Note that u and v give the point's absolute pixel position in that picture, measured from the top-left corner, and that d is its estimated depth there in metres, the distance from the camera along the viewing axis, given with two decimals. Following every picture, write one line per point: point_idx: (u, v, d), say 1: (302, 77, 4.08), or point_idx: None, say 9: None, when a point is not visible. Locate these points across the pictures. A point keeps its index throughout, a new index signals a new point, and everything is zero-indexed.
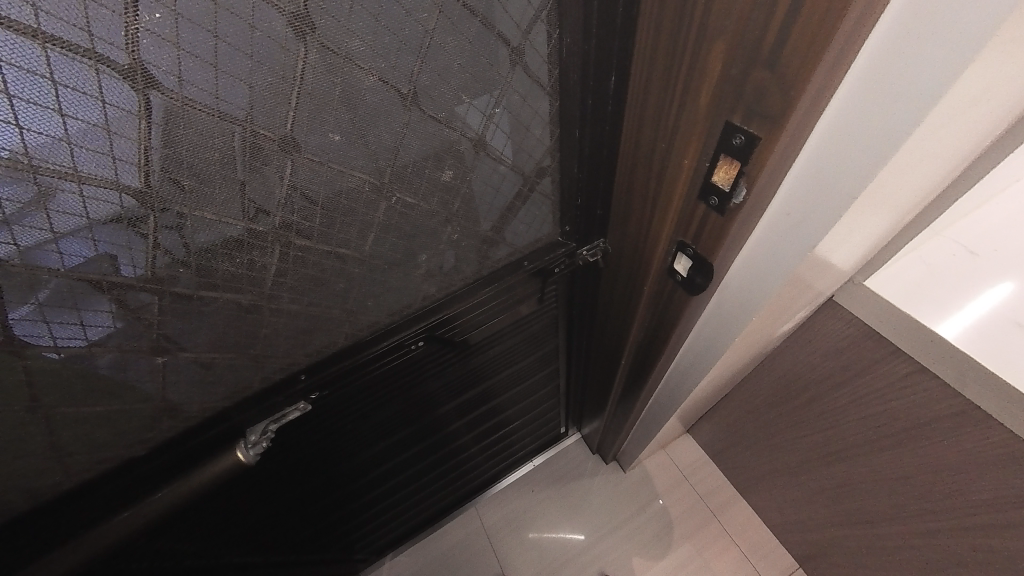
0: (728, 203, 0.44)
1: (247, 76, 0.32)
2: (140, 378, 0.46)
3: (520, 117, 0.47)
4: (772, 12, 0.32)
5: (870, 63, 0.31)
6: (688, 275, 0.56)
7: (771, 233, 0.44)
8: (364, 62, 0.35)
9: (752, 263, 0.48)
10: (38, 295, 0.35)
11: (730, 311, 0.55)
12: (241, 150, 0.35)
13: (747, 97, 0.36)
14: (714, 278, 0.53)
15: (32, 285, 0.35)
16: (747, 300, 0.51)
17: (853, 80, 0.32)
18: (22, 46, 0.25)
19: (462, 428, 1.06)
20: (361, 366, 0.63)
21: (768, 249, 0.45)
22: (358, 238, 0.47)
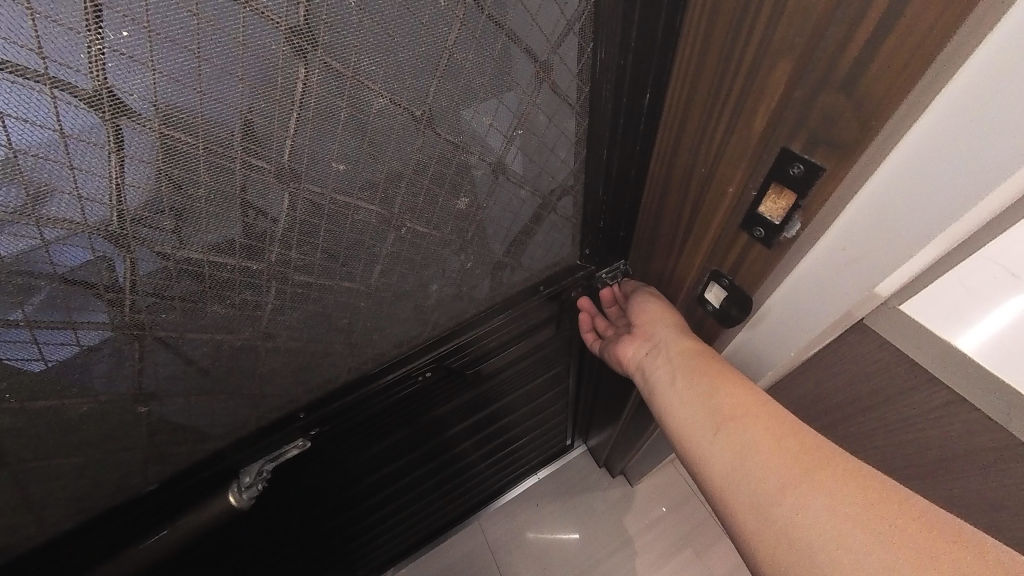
0: (778, 237, 0.39)
1: (238, 102, 0.27)
2: (122, 427, 0.42)
3: (545, 138, 0.42)
4: (856, 29, 0.27)
5: (956, 103, 0.26)
6: (721, 306, 0.51)
7: (820, 272, 0.39)
8: (375, 82, 0.30)
9: (794, 300, 0.44)
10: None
11: (766, 341, 0.51)
12: (232, 183, 0.30)
13: (815, 125, 0.32)
14: (751, 310, 0.48)
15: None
16: (788, 331, 0.47)
17: (930, 122, 0.27)
18: None
19: (468, 448, 1.02)
20: (364, 400, 0.58)
21: (817, 287, 0.41)
22: (364, 270, 0.43)
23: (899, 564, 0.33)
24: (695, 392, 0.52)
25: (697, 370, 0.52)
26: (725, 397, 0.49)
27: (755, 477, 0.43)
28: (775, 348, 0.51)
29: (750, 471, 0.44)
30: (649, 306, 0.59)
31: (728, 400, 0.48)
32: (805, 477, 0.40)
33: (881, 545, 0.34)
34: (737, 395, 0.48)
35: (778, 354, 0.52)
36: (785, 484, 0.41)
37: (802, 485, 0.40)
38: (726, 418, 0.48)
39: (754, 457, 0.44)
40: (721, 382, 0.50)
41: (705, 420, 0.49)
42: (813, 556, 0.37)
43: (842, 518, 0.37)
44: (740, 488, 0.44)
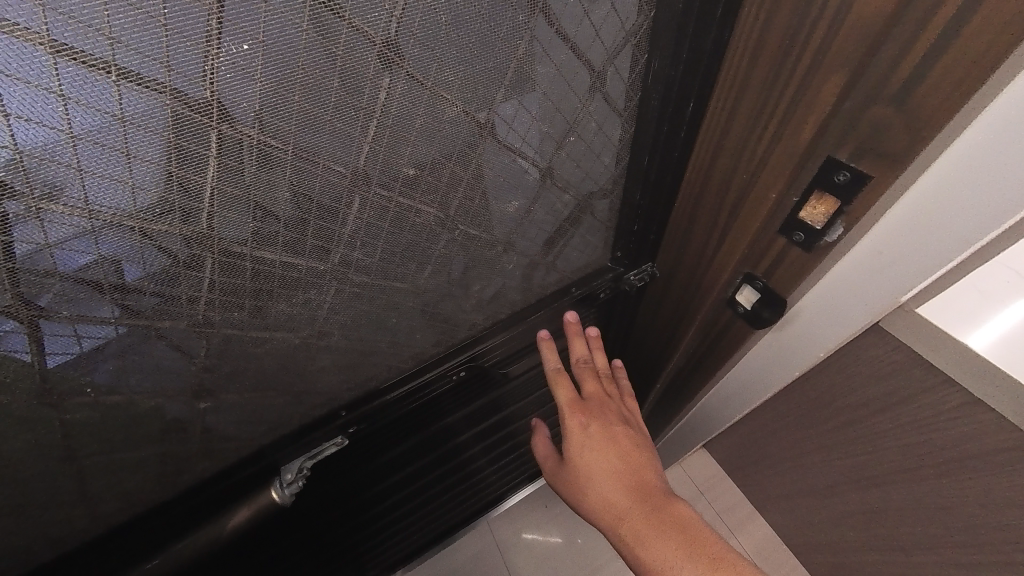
0: (818, 242, 0.41)
1: (329, 112, 0.28)
2: (182, 424, 0.43)
3: (592, 145, 0.43)
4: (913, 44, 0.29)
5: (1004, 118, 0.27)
6: (752, 310, 0.52)
7: (853, 274, 0.41)
8: (450, 92, 0.32)
9: (824, 303, 0.45)
10: (82, 345, 0.32)
11: (793, 342, 0.52)
12: (312, 187, 0.32)
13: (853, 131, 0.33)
14: (783, 311, 0.49)
15: (77, 332, 0.31)
16: (817, 333, 0.49)
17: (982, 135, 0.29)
18: (92, 80, 0.22)
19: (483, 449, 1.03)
20: (399, 399, 0.59)
21: (850, 288, 0.42)
22: (416, 270, 0.44)
23: None
24: (646, 532, 0.50)
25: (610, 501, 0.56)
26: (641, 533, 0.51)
27: None
28: (804, 351, 0.52)
29: None
30: (575, 441, 0.62)
31: (675, 528, 0.49)
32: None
33: None
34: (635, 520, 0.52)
35: (806, 356, 0.53)
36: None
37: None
38: (683, 557, 0.46)
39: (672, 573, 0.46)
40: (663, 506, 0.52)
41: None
42: None
43: None
44: None
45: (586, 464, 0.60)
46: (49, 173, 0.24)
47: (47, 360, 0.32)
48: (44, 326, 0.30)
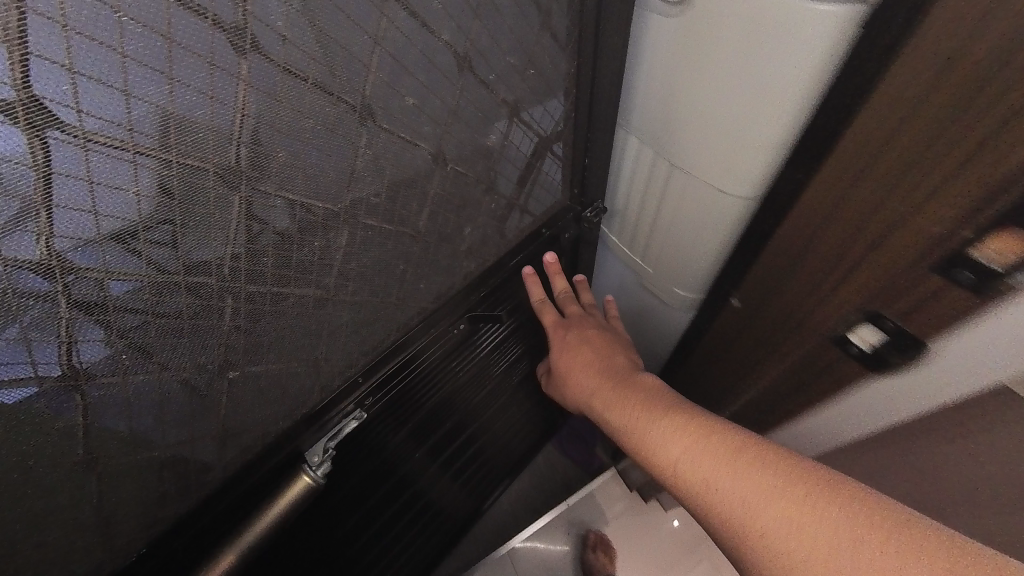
0: (997, 282, 0.38)
1: (341, 39, 0.32)
2: (207, 409, 0.41)
3: (547, 80, 0.51)
4: None
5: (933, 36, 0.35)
6: (875, 347, 0.51)
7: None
8: (435, 25, 0.37)
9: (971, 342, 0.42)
10: (118, 309, 0.31)
11: (918, 386, 0.48)
12: (327, 119, 0.34)
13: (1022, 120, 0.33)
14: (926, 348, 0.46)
15: (115, 292, 0.31)
16: (953, 374, 0.45)
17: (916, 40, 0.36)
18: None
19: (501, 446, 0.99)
20: (409, 362, 0.60)
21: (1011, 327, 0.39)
22: (416, 212, 0.47)
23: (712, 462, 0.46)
24: (614, 399, 0.59)
25: (584, 387, 0.66)
26: (609, 400, 0.60)
27: (673, 449, 0.49)
28: (922, 396, 0.48)
29: (666, 446, 0.50)
30: (557, 350, 0.73)
31: (636, 391, 0.58)
32: (717, 430, 0.48)
33: (713, 458, 0.46)
34: (605, 393, 0.61)
35: (921, 404, 0.48)
36: (706, 444, 0.47)
37: (719, 434, 0.47)
38: (643, 407, 0.55)
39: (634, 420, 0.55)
40: (632, 380, 0.61)
41: (632, 422, 0.55)
42: (683, 478, 0.47)
43: (695, 445, 0.48)
44: (638, 454, 0.54)
45: (566, 366, 0.70)
46: (99, 97, 0.25)
47: (82, 329, 0.30)
48: (77, 289, 0.29)
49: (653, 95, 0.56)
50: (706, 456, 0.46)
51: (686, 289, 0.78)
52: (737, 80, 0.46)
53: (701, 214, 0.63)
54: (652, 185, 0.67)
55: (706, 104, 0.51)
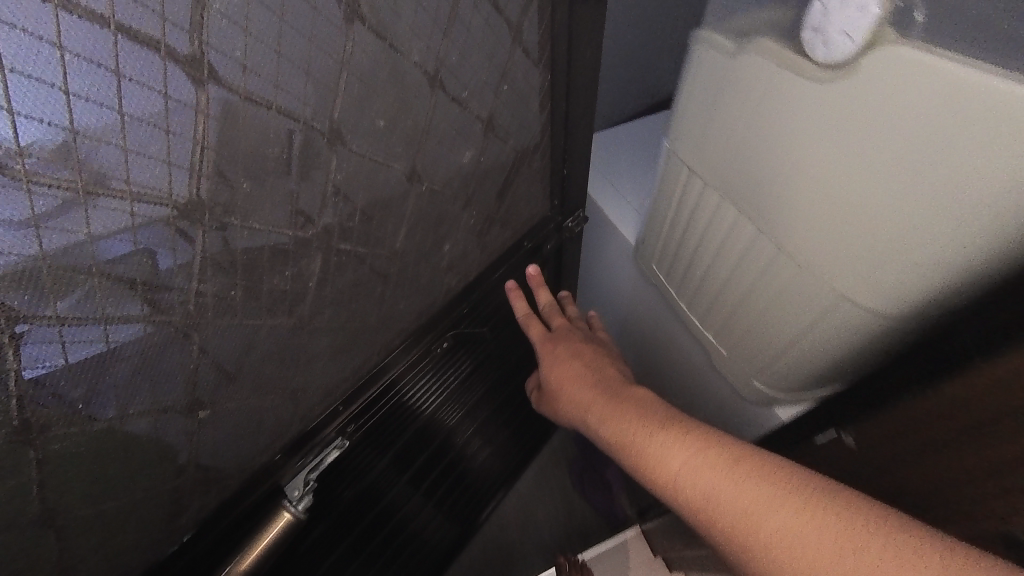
0: None
1: (305, 63, 0.31)
2: (178, 451, 0.39)
3: (521, 94, 0.50)
4: None
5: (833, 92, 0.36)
6: None
7: None
8: (403, 45, 0.36)
9: None
10: (65, 327, 0.28)
11: None
12: (294, 144, 0.33)
13: None
14: None
15: (63, 308, 0.28)
16: None
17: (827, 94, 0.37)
18: (92, 32, 0.22)
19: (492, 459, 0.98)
20: (391, 385, 0.58)
21: None
22: (392, 232, 0.46)
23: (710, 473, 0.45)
24: (608, 411, 0.58)
25: (575, 399, 0.64)
26: (603, 412, 0.59)
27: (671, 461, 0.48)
28: None
29: (664, 458, 0.49)
30: (546, 362, 0.71)
31: (630, 402, 0.57)
32: (713, 440, 0.48)
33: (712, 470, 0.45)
34: (598, 404, 0.60)
35: None
36: (705, 454, 0.47)
37: (715, 444, 0.47)
38: (639, 418, 0.54)
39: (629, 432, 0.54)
40: (624, 390, 0.60)
41: (628, 434, 0.54)
42: (683, 491, 0.47)
43: (693, 455, 0.47)
44: (635, 467, 0.53)
45: (556, 379, 0.69)
46: (42, 136, 0.23)
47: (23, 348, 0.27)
48: (28, 341, 0.27)
49: (756, 165, 0.46)
50: (704, 466, 0.46)
51: (766, 385, 0.64)
52: (801, 158, 0.41)
53: (794, 315, 0.51)
54: (748, 262, 0.54)
55: (834, 189, 0.39)
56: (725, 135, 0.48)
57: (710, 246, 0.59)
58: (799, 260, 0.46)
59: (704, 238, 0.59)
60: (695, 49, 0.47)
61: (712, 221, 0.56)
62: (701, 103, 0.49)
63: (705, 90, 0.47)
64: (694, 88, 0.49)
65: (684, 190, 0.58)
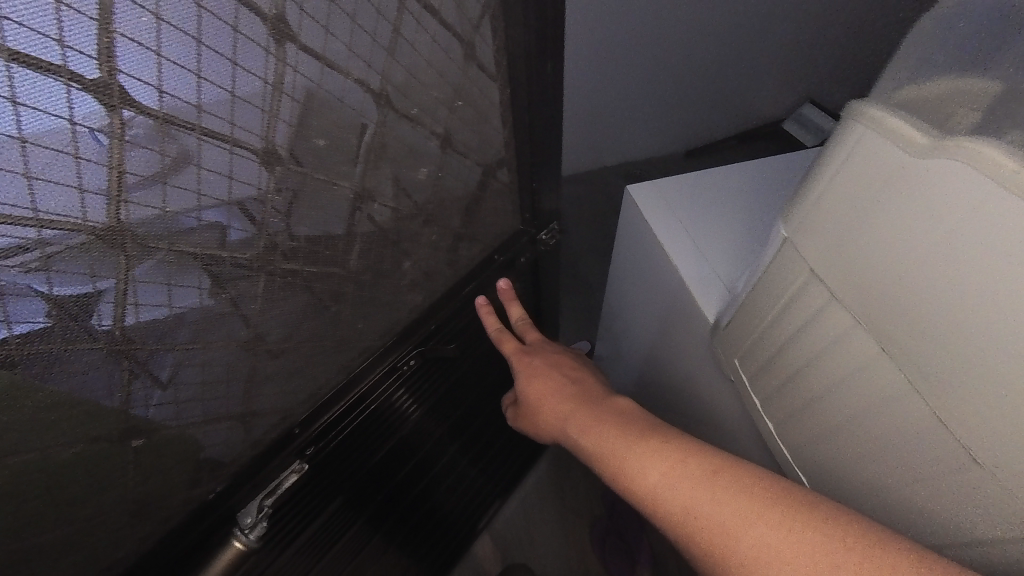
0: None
1: (229, 83, 0.30)
2: (110, 478, 0.38)
3: (479, 110, 0.50)
4: None
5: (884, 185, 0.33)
6: None
7: None
8: (342, 64, 0.35)
9: None
10: (135, 278, 0.32)
11: None
12: (223, 165, 0.32)
13: None
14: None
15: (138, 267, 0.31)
16: None
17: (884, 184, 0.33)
18: None
19: (476, 478, 0.95)
20: (354, 406, 0.57)
21: None
22: (344, 251, 0.45)
23: (695, 487, 0.40)
24: (585, 422, 0.53)
25: (552, 412, 0.59)
26: (581, 425, 0.53)
27: (651, 474, 0.43)
28: None
29: (644, 470, 0.44)
30: (522, 374, 0.66)
31: (607, 414, 0.52)
32: (694, 451, 0.43)
33: (697, 483, 0.40)
34: (576, 416, 0.55)
35: None
36: (686, 466, 0.42)
37: (696, 456, 0.42)
38: (616, 429, 0.49)
39: (607, 444, 0.49)
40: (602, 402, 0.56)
41: (606, 446, 0.48)
42: (670, 511, 0.41)
43: (675, 469, 0.42)
44: (615, 485, 0.46)
45: (532, 390, 0.64)
46: None
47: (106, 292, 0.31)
48: (72, 310, 0.30)
49: (881, 276, 0.34)
50: (687, 481, 0.41)
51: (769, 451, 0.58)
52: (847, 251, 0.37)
53: (927, 481, 0.36)
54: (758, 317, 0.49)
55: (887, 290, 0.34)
56: (868, 249, 0.35)
57: (810, 374, 0.44)
58: (955, 422, 0.32)
59: (808, 363, 0.44)
60: (849, 132, 0.35)
61: (836, 353, 0.41)
62: (840, 199, 0.36)
63: (855, 183, 0.35)
64: (837, 180, 0.37)
65: (796, 297, 0.43)
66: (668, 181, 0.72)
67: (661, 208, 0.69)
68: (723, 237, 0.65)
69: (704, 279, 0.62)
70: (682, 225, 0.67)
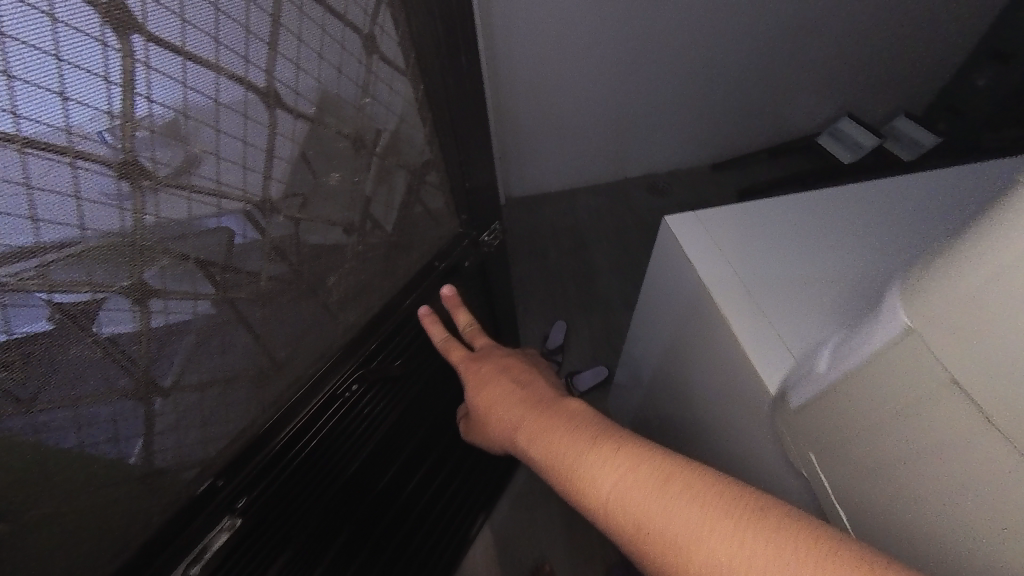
0: None
1: (182, 136, 0.32)
2: (7, 567, 0.33)
3: (392, 107, 0.47)
4: None
5: None
6: None
7: None
8: (211, 57, 0.31)
9: None
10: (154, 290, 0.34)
11: None
12: (64, 184, 0.27)
13: None
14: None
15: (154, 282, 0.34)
16: None
17: None
18: None
19: (453, 504, 0.89)
20: (291, 444, 0.51)
21: None
22: (251, 271, 0.41)
23: (645, 492, 0.37)
24: (535, 428, 0.48)
25: (500, 419, 0.53)
26: (530, 431, 0.48)
27: (601, 482, 0.40)
28: None
29: (594, 477, 0.40)
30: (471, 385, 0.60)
31: (558, 417, 0.48)
32: (647, 455, 0.40)
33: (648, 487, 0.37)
34: (525, 421, 0.50)
35: None
36: (639, 473, 0.38)
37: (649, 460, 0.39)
38: (566, 434, 0.45)
39: (557, 451, 0.45)
40: (553, 403, 0.50)
41: (558, 456, 0.44)
42: (623, 519, 0.38)
43: (626, 472, 0.39)
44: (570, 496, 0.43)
45: (480, 400, 0.57)
46: None
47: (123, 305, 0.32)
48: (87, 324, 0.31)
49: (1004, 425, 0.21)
50: (639, 485, 0.38)
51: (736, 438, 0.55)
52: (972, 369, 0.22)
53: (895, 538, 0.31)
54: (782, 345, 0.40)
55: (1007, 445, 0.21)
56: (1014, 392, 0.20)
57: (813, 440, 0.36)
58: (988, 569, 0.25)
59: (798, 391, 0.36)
60: None
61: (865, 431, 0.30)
62: (984, 324, 0.21)
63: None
64: (998, 284, 0.20)
65: (884, 408, 0.28)
66: (715, 212, 0.57)
67: (704, 244, 0.54)
68: (785, 287, 0.47)
69: (762, 339, 0.44)
70: (731, 268, 0.51)
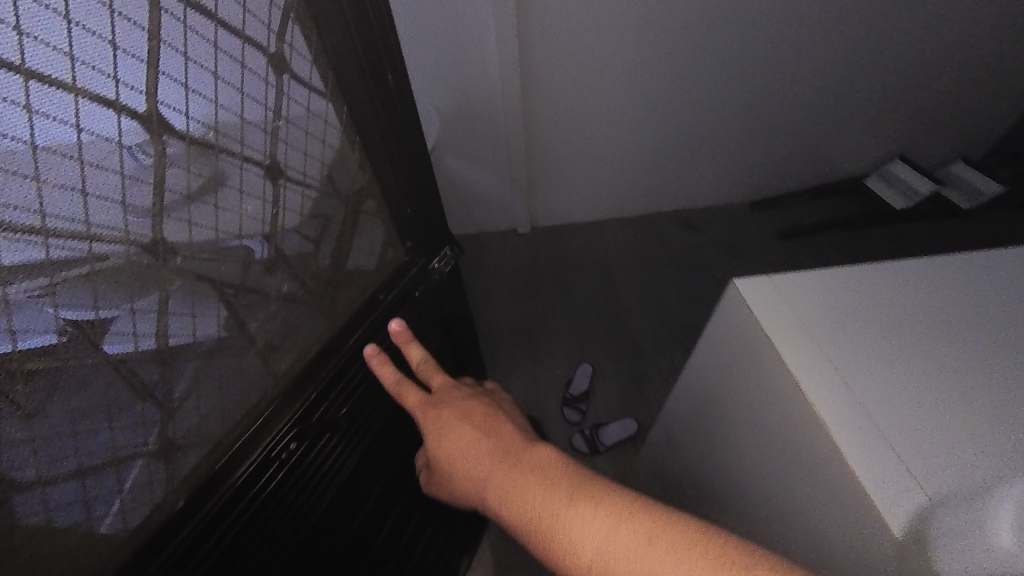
0: None
1: (32, 170, 0.28)
2: None
3: (310, 129, 0.47)
4: None
5: None
6: None
7: None
8: (73, 80, 0.29)
9: None
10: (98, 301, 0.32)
11: None
12: None
13: None
14: None
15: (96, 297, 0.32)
16: None
17: None
18: None
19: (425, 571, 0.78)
20: (210, 530, 0.41)
21: None
22: (138, 327, 0.35)
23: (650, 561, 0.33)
24: (508, 483, 0.42)
25: (466, 473, 0.46)
26: (502, 487, 0.42)
27: (596, 548, 0.35)
28: None
29: (589, 546, 0.35)
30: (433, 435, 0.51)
31: (529, 463, 0.43)
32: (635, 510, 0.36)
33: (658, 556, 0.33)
34: (495, 473, 0.44)
35: None
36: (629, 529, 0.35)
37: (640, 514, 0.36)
38: (543, 491, 0.40)
39: (542, 519, 0.38)
40: (519, 450, 0.45)
41: (540, 520, 0.38)
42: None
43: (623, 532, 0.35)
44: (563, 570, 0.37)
45: (444, 451, 0.49)
46: None
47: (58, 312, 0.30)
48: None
49: None
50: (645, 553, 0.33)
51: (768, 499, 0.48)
52: None
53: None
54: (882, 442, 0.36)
55: None
56: None
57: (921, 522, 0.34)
58: None
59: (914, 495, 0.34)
60: None
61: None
62: None
63: None
64: None
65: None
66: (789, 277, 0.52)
67: (786, 319, 0.48)
68: (889, 387, 0.42)
69: (869, 453, 0.38)
70: (808, 348, 0.45)
